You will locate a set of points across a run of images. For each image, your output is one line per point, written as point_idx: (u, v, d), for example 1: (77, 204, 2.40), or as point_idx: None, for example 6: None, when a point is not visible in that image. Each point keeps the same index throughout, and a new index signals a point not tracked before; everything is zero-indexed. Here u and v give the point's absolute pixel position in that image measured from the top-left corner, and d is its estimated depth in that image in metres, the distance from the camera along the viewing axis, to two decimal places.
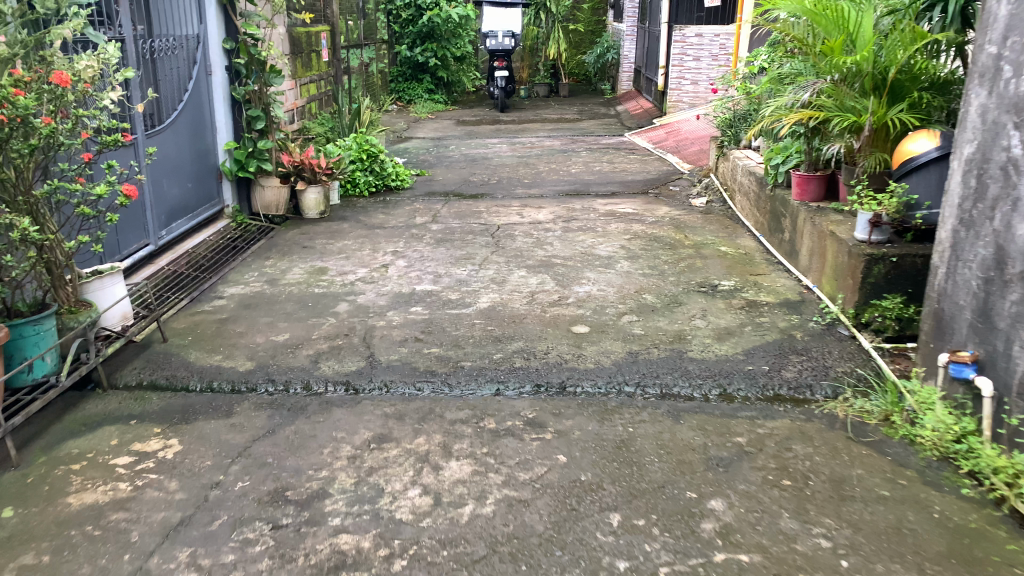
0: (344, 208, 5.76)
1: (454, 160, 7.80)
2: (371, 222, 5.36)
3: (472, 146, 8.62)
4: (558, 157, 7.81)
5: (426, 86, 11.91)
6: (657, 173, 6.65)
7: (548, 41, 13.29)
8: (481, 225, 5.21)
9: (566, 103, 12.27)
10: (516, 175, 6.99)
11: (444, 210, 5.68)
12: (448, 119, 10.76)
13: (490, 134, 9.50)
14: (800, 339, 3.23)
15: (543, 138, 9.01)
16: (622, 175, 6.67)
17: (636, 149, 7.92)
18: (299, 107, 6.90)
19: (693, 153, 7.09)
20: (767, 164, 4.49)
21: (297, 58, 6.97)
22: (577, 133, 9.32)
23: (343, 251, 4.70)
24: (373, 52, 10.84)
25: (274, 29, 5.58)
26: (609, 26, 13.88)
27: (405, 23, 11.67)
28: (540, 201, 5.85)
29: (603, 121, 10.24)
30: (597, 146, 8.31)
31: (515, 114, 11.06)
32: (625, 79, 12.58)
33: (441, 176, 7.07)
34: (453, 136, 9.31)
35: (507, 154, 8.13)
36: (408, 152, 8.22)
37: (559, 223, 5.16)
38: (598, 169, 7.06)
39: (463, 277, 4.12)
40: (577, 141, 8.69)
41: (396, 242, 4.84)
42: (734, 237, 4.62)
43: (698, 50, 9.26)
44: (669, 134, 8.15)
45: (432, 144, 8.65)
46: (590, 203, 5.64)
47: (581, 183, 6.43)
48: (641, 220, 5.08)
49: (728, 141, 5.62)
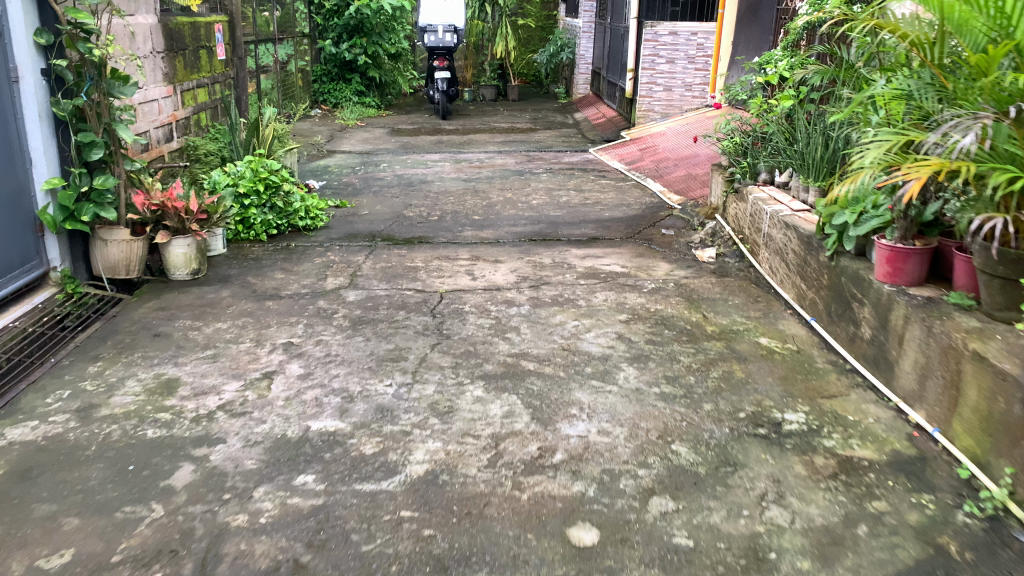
0: (231, 265, 4.26)
1: (386, 185, 6.34)
2: (263, 288, 3.89)
3: (409, 164, 7.17)
4: (514, 180, 6.43)
5: (355, 88, 10.41)
6: (638, 208, 5.32)
7: (494, 37, 11.88)
8: (416, 293, 3.79)
9: (516, 108, 10.90)
10: (463, 208, 5.58)
11: (367, 265, 4.25)
12: (381, 127, 9.31)
13: (431, 147, 8.08)
14: (960, 557, 1.88)
15: (494, 153, 7.63)
16: (597, 209, 5.34)
17: (606, 172, 6.61)
18: (178, 119, 5.39)
19: (680, 180, 5.80)
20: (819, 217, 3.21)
21: (177, 56, 5.45)
22: (532, 147, 7.96)
23: (212, 346, 3.23)
24: (288, 48, 9.47)
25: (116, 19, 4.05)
26: (561, 21, 12.56)
27: (328, 13, 10.16)
28: (495, 251, 4.48)
29: (561, 132, 8.93)
30: (559, 165, 6.97)
31: (459, 122, 9.66)
32: (582, 81, 11.26)
33: (369, 208, 5.61)
34: (387, 150, 7.85)
35: (450, 175, 6.71)
36: (329, 173, 6.75)
37: (524, 289, 3.79)
38: (565, 198, 5.70)
39: (385, 400, 2.71)
40: (534, 159, 7.33)
41: (293, 326, 3.40)
42: (774, 323, 3.30)
43: (672, 52, 8.04)
44: (646, 154, 6.86)
45: (359, 162, 7.18)
46: (563, 257, 4.29)
47: (546, 221, 5.08)
48: (637, 287, 3.76)
49: (742, 174, 4.38)
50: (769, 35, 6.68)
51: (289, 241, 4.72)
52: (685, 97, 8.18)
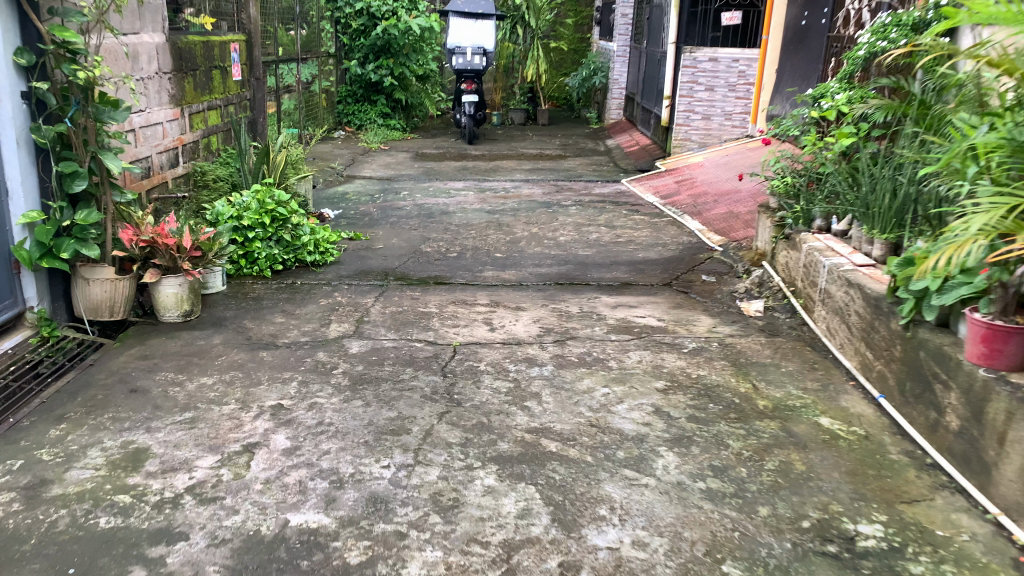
0: (229, 306, 3.92)
1: (405, 215, 5.99)
2: (260, 335, 3.53)
3: (430, 192, 6.83)
4: (540, 213, 6.05)
5: (380, 109, 10.14)
6: (674, 250, 4.90)
7: (525, 60, 11.55)
8: (427, 345, 3.41)
9: (545, 133, 10.55)
10: (484, 243, 5.20)
11: (375, 310, 3.87)
12: (405, 151, 9.00)
13: (455, 174, 7.74)
14: None
15: (520, 182, 7.26)
16: (629, 249, 4.94)
17: (639, 206, 6.20)
18: (183, 143, 5.10)
19: (720, 219, 5.39)
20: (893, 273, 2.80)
21: (187, 77, 5.16)
22: (560, 176, 7.58)
23: (193, 408, 2.86)
24: (313, 68, 9.24)
25: (105, 38, 3.75)
26: (594, 45, 12.23)
27: (355, 33, 9.86)
28: (517, 296, 4.09)
29: (591, 160, 8.55)
30: (588, 198, 6.59)
31: (485, 147, 9.33)
32: (615, 106, 10.88)
33: (384, 241, 5.25)
34: (409, 176, 7.52)
35: (473, 205, 6.35)
36: (347, 202, 6.42)
37: (548, 345, 3.38)
38: (594, 235, 5.31)
39: (380, 486, 2.30)
40: (563, 189, 6.94)
41: (286, 386, 3.02)
42: (836, 399, 2.86)
43: (712, 80, 7.66)
44: (683, 188, 6.44)
45: (379, 189, 6.85)
46: (592, 305, 3.89)
47: (574, 262, 4.68)
48: (675, 347, 3.34)
49: (793, 218, 3.97)
50: (818, 63, 6.31)
51: (295, 279, 4.38)
52: (724, 128, 7.77)
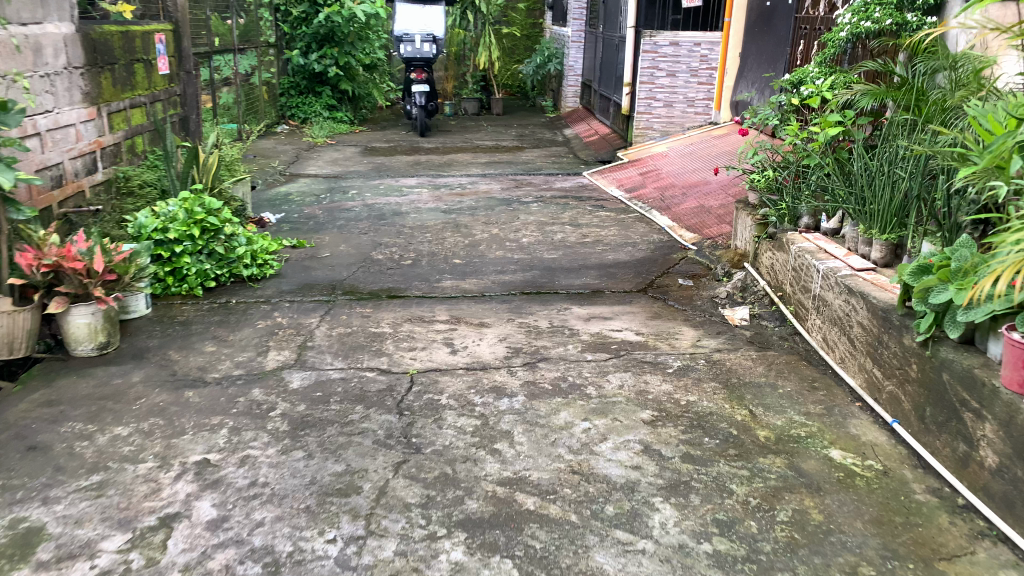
0: (153, 333, 3.46)
1: (354, 218, 5.56)
2: (187, 370, 3.09)
3: (381, 192, 6.39)
4: (500, 211, 5.67)
5: (325, 101, 9.63)
6: (646, 249, 4.57)
7: (476, 47, 11.08)
8: (380, 375, 3.01)
9: (501, 123, 10.14)
10: (442, 247, 4.80)
11: (321, 333, 3.45)
12: (354, 146, 8.53)
13: (407, 170, 7.31)
14: None
15: (477, 178, 6.87)
16: (598, 250, 4.59)
17: (604, 201, 5.86)
18: (103, 146, 4.59)
19: (692, 213, 5.09)
20: (902, 279, 2.47)
21: (104, 71, 4.65)
22: (519, 169, 7.21)
23: (103, 469, 2.43)
24: (251, 59, 8.71)
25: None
26: (548, 30, 11.83)
27: (296, 21, 9.37)
28: (480, 309, 3.72)
29: (550, 151, 8.18)
30: (549, 193, 6.23)
31: (438, 139, 8.90)
32: (572, 93, 10.52)
33: (331, 248, 4.82)
34: (358, 174, 7.07)
35: (428, 203, 5.94)
36: (291, 204, 5.96)
37: (516, 369, 3.02)
38: (559, 235, 4.95)
39: (324, 569, 1.93)
40: (522, 184, 6.57)
41: (215, 435, 2.60)
42: (844, 424, 2.54)
43: (673, 64, 7.32)
44: (649, 180, 6.12)
45: (325, 189, 6.40)
46: (562, 318, 3.53)
47: (539, 266, 4.32)
48: (659, 366, 3.00)
49: (778, 216, 3.66)
50: (786, 46, 6.03)
51: (230, 297, 3.93)
52: (687, 114, 7.46)
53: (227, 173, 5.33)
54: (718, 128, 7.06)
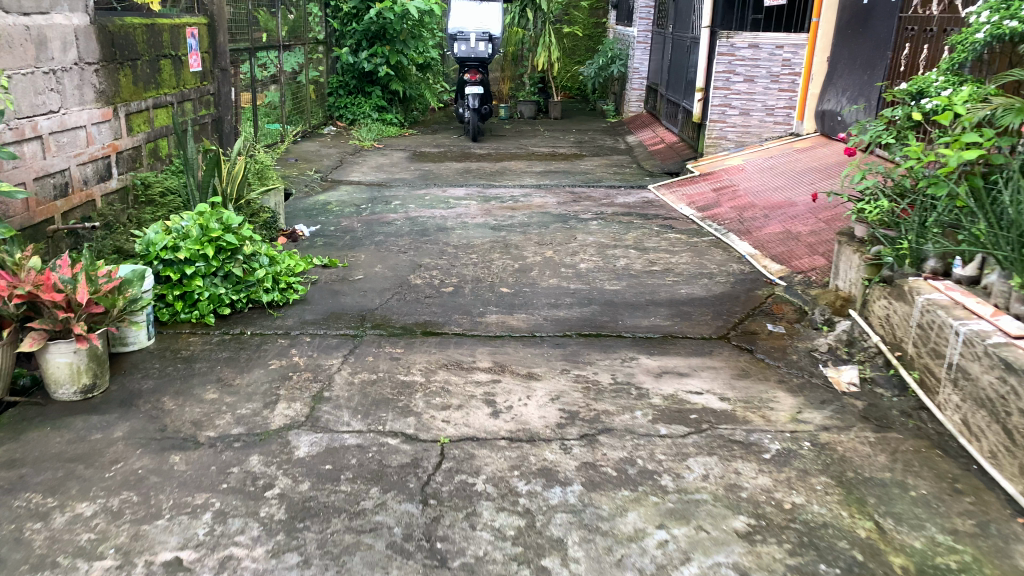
0: (151, 372, 3.00)
1: (395, 233, 5.07)
2: (178, 425, 2.60)
3: (427, 203, 5.89)
4: (555, 228, 5.11)
5: (375, 102, 9.19)
6: (723, 283, 3.95)
7: (535, 47, 10.45)
8: (405, 440, 2.47)
9: (558, 128, 9.59)
10: (488, 271, 4.26)
11: (342, 381, 2.94)
12: (402, 150, 8.07)
13: (457, 178, 6.80)
14: None
15: (531, 189, 6.33)
16: (667, 282, 3.98)
17: (671, 220, 5.25)
18: (119, 150, 4.18)
19: (776, 240, 4.48)
20: None
21: (125, 69, 4.23)
22: (576, 180, 6.64)
23: (49, 567, 1.93)
24: (298, 56, 8.32)
25: None
26: (610, 30, 11.24)
27: (346, 17, 8.92)
28: (530, 354, 3.16)
29: (611, 160, 7.60)
30: (610, 209, 5.64)
31: (491, 145, 8.37)
32: (635, 97, 9.90)
33: (365, 268, 4.31)
34: (403, 182, 6.59)
35: (476, 218, 5.42)
36: (328, 215, 5.50)
37: (572, 442, 2.45)
38: (622, 261, 4.36)
39: None
40: (580, 198, 6.00)
41: (195, 522, 2.08)
42: (1008, 553, 1.94)
43: (752, 69, 6.67)
44: (723, 198, 5.49)
45: (367, 199, 5.94)
46: (628, 373, 2.95)
47: (599, 300, 3.75)
48: (750, 449, 2.39)
49: (896, 257, 3.00)
50: (887, 49, 5.36)
51: (245, 326, 3.47)
52: (763, 125, 6.79)
53: (257, 182, 4.87)
54: (800, 142, 6.42)
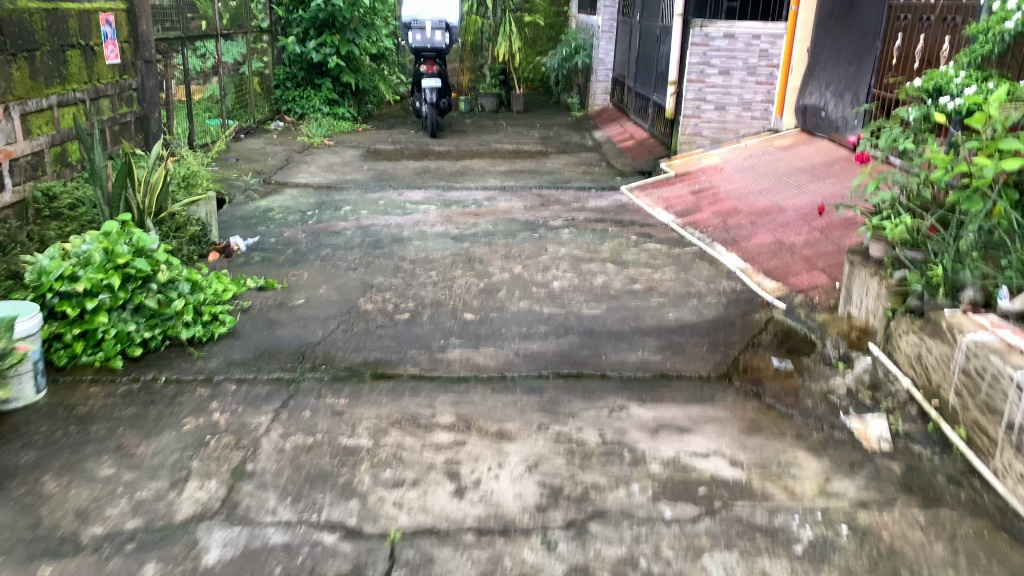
0: (34, 442, 2.43)
1: (343, 245, 4.53)
2: (58, 518, 2.06)
3: (381, 209, 5.34)
4: (523, 238, 4.62)
5: (325, 95, 8.58)
6: (716, 305, 3.49)
7: (496, 37, 9.88)
8: (346, 536, 1.97)
9: (521, 123, 9.09)
10: (449, 292, 3.74)
11: (270, 449, 2.41)
12: (355, 147, 7.49)
13: (414, 179, 6.26)
14: None
15: (494, 192, 5.83)
16: (653, 304, 3.51)
17: (649, 228, 4.78)
18: (14, 156, 3.57)
19: (767, 251, 4.05)
20: None
21: (18, 61, 3.62)
22: (544, 182, 6.16)
23: None
24: (239, 47, 7.68)
25: None
26: (573, 19, 10.73)
27: (292, 4, 8.31)
28: (500, 402, 2.66)
29: (579, 158, 7.13)
30: (582, 214, 5.16)
31: (451, 141, 7.83)
32: (601, 89, 9.42)
33: (307, 291, 3.76)
34: (355, 184, 6.03)
35: (436, 227, 4.90)
36: (269, 224, 4.92)
37: (557, 534, 1.96)
38: (600, 278, 3.88)
39: None
40: (548, 202, 5.51)
41: None
42: None
43: (728, 61, 6.17)
44: (704, 202, 5.05)
45: (314, 205, 5.38)
46: (618, 428, 2.47)
47: (578, 328, 3.26)
48: (777, 539, 1.93)
49: (928, 284, 2.54)
50: (876, 39, 4.93)
51: (158, 372, 2.93)
52: (741, 120, 6.35)
53: (183, 192, 4.31)
54: (780, 138, 6.04)
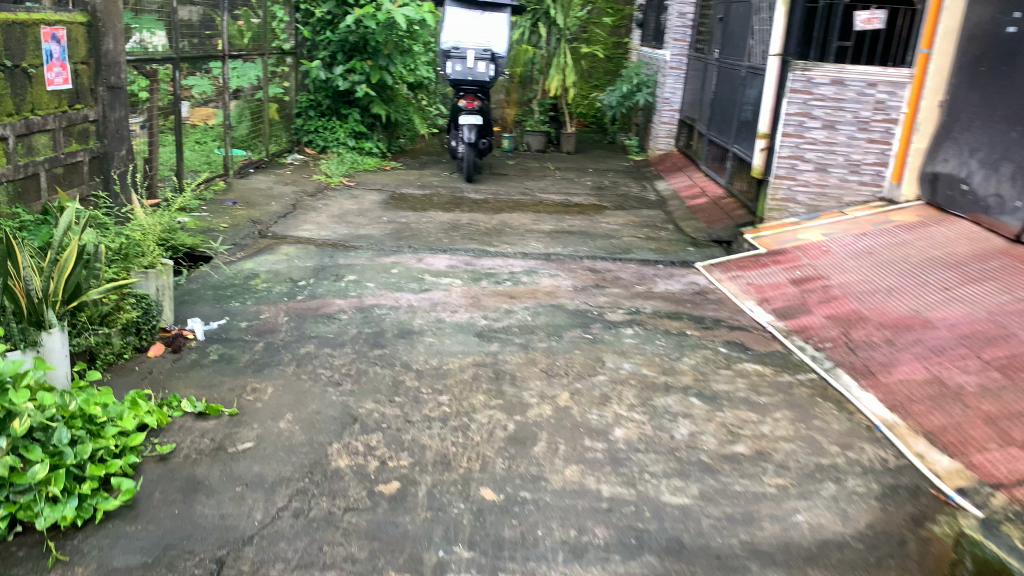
0: None
1: (334, 338, 3.43)
2: None
3: (392, 281, 4.25)
4: (571, 341, 3.48)
5: (351, 127, 7.59)
6: (864, 500, 2.35)
7: (548, 68, 8.81)
8: None
9: (571, 165, 8.00)
10: (462, 437, 2.60)
11: None
12: (378, 190, 6.45)
13: (439, 237, 5.17)
14: None
15: (536, 262, 4.71)
16: (769, 490, 2.38)
17: (740, 335, 3.63)
18: None
19: (921, 394, 2.89)
20: None
21: None
22: (599, 251, 5.03)
23: None
24: (257, 69, 6.70)
25: None
26: (635, 51, 9.66)
27: (320, 24, 7.35)
28: None
29: (639, 217, 6.00)
30: (650, 304, 4.01)
31: (489, 188, 6.76)
32: (665, 131, 8.27)
33: (261, 424, 2.66)
34: (368, 242, 4.97)
35: (458, 315, 3.78)
36: (247, 297, 3.88)
37: None
38: (683, 427, 2.73)
39: None
40: (605, 281, 4.38)
41: None
42: None
43: (834, 112, 4.99)
44: (811, 298, 3.92)
45: (311, 271, 4.34)
46: None
47: (657, 536, 2.11)
48: None
49: None
50: None
51: None
52: (844, 185, 5.14)
53: (115, 264, 3.28)
54: (898, 211, 4.90)
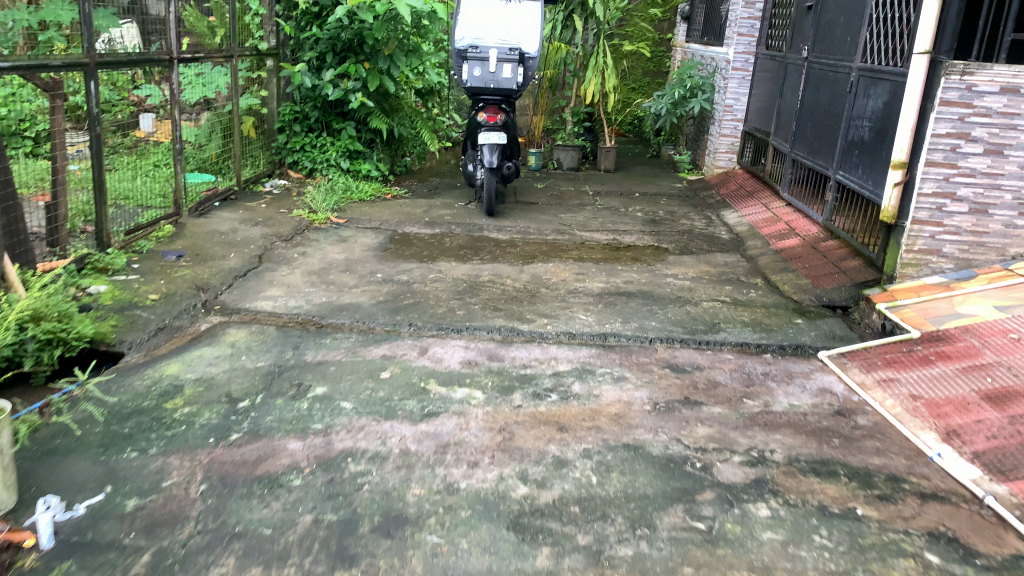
0: None
1: (272, 539, 2.04)
2: None
3: (380, 397, 2.85)
4: (671, 540, 2.07)
5: (344, 145, 6.20)
6: None
7: (583, 70, 7.36)
8: None
9: (613, 189, 6.59)
10: None
11: None
12: (374, 230, 5.07)
13: (451, 307, 3.77)
14: None
15: (591, 354, 3.29)
16: None
17: (942, 521, 2.20)
18: None
19: None
20: None
21: None
22: (676, 328, 3.60)
23: None
24: (227, 74, 5.31)
25: None
26: (681, 49, 8.23)
27: (307, 19, 5.98)
28: None
29: (715, 267, 4.57)
30: (778, 445, 2.58)
31: (515, 224, 5.35)
32: (726, 145, 6.82)
33: None
34: (353, 318, 3.58)
35: (478, 470, 2.38)
36: (155, 436, 2.53)
37: None
38: None
39: None
40: (696, 391, 2.95)
41: None
42: None
43: (1003, 132, 3.58)
44: None
45: (261, 377, 2.96)
46: None
47: None
48: None
49: None
50: None
51: None
52: (1010, 233, 3.76)
53: None
54: None
